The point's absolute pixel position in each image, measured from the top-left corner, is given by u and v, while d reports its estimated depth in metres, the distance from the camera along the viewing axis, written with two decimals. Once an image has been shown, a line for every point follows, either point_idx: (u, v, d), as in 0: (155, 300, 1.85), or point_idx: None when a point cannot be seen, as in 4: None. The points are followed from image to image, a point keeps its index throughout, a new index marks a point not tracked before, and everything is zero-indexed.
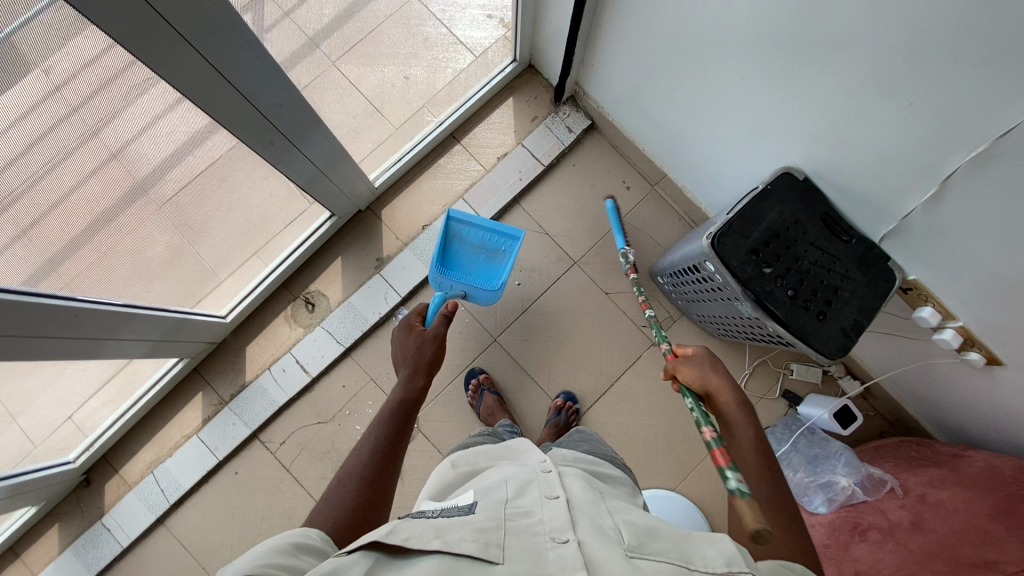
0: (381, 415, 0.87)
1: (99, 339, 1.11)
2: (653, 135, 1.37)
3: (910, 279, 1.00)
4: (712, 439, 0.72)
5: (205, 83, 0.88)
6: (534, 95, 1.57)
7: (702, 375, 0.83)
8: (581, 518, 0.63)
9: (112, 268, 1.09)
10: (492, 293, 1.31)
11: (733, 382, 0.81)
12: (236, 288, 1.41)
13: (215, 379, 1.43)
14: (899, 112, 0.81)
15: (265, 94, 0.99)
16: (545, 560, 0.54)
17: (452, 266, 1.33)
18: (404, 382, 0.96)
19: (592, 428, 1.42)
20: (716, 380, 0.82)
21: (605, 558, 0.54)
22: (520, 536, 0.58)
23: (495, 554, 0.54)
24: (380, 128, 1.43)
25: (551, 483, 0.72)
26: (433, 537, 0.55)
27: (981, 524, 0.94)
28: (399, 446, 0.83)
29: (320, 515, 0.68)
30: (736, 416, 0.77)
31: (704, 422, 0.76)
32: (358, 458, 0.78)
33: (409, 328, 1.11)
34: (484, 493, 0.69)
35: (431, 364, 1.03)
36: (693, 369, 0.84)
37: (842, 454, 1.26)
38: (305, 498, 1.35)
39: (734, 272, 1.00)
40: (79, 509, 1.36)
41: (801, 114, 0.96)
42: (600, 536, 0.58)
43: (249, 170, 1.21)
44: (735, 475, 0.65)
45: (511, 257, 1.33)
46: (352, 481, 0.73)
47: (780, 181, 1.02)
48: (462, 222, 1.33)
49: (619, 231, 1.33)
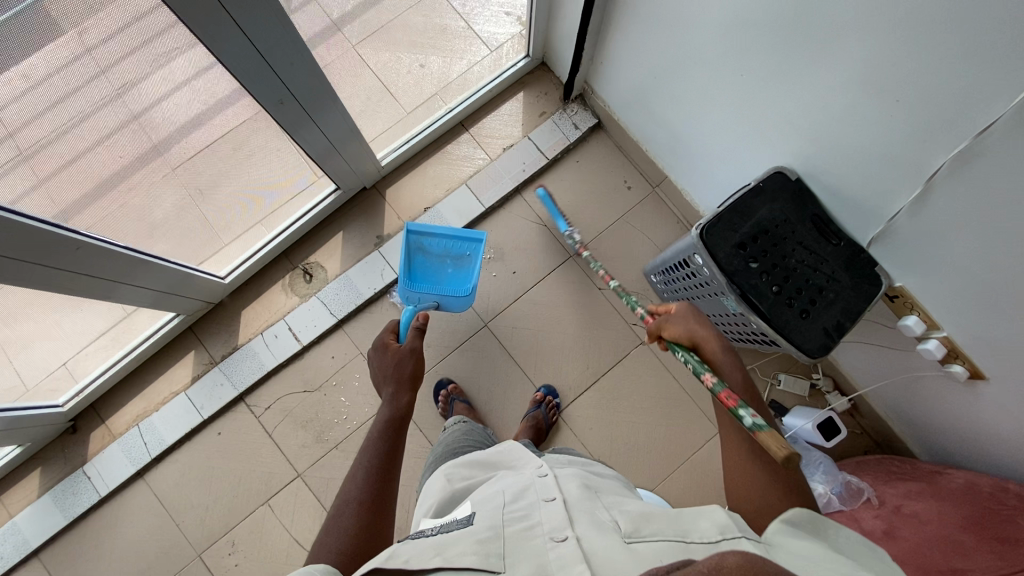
0: (371, 440, 0.86)
1: (111, 280, 1.15)
2: (655, 135, 1.40)
3: (896, 286, 1.00)
4: (715, 386, 0.76)
5: (242, 55, 0.92)
6: (544, 92, 1.61)
7: (688, 327, 0.84)
8: (579, 516, 0.63)
9: (119, 219, 1.13)
10: (464, 299, 1.34)
11: (712, 326, 0.83)
12: (239, 251, 1.45)
13: (208, 340, 1.46)
14: (887, 111, 0.82)
15: (295, 76, 1.04)
16: (547, 564, 0.55)
17: (419, 279, 1.35)
18: (390, 400, 0.96)
19: (575, 421, 1.42)
20: (699, 326, 0.84)
21: (603, 551, 0.56)
22: (520, 541, 0.59)
23: (496, 564, 0.55)
24: (390, 111, 1.48)
25: (547, 485, 0.71)
26: (433, 555, 0.57)
27: (953, 535, 0.93)
28: (393, 468, 0.82)
29: (323, 548, 0.68)
30: (726, 364, 0.79)
31: (703, 370, 0.79)
32: (353, 485, 0.77)
33: (386, 347, 1.08)
34: (480, 504, 0.70)
35: (413, 377, 1.03)
36: (680, 325, 0.85)
37: (822, 462, 1.23)
38: (284, 465, 1.37)
39: (720, 265, 1.01)
40: (62, 454, 1.38)
41: (794, 111, 0.98)
42: (599, 530, 0.60)
43: (262, 139, 1.24)
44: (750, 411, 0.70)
45: (477, 260, 1.37)
46: (350, 509, 0.73)
47: (771, 180, 1.04)
48: (423, 234, 1.35)
49: (559, 214, 1.40)
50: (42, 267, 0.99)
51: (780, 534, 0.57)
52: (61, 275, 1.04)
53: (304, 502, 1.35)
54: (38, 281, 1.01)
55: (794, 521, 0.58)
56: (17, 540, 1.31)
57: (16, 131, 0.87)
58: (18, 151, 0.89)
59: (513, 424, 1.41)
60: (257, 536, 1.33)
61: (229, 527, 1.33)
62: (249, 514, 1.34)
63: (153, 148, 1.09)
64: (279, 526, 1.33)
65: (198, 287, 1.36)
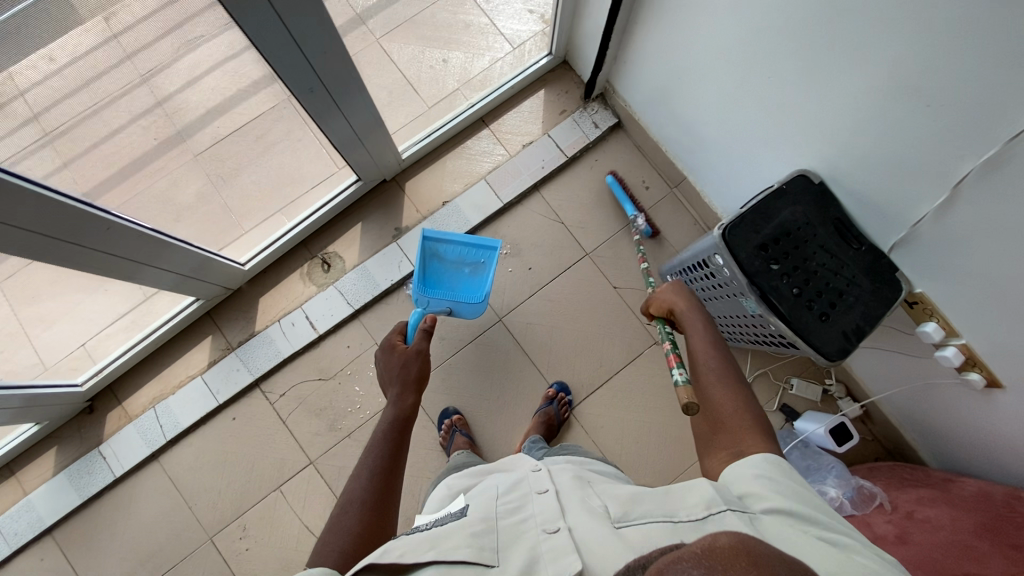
0: (374, 441, 0.85)
1: (136, 262, 1.17)
2: (676, 136, 1.40)
3: (916, 292, 1.00)
4: (668, 350, 0.95)
5: (277, 41, 0.93)
6: (565, 90, 1.62)
7: (667, 297, 0.91)
8: (570, 505, 0.65)
9: (143, 202, 1.15)
10: (477, 305, 1.33)
11: (687, 295, 0.90)
12: (259, 239, 1.46)
13: (225, 325, 1.47)
14: (919, 115, 0.82)
15: (327, 64, 1.05)
16: (539, 555, 0.57)
17: (433, 285, 1.35)
18: (395, 401, 0.94)
19: (586, 419, 1.43)
20: (672, 296, 0.90)
21: (595, 540, 0.57)
22: (514, 536, 0.60)
23: (490, 558, 0.57)
24: (412, 104, 1.48)
25: (540, 478, 0.72)
26: (427, 548, 0.57)
27: (966, 541, 0.93)
28: (396, 469, 0.82)
29: (327, 546, 0.69)
30: (690, 318, 0.86)
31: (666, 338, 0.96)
32: (357, 481, 0.78)
33: (393, 347, 1.08)
34: (474, 499, 0.71)
35: (418, 380, 1.01)
36: (655, 297, 0.94)
37: (834, 467, 1.25)
38: (297, 452, 1.38)
39: (741, 265, 1.01)
40: (79, 434, 1.40)
41: (822, 112, 0.97)
42: (590, 517, 0.61)
43: (285, 129, 1.28)
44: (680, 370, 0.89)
45: (492, 267, 1.37)
46: (354, 509, 0.73)
47: (794, 183, 1.04)
48: (439, 240, 1.36)
49: (625, 199, 1.48)
50: (68, 244, 1.01)
51: (748, 489, 0.62)
52: (87, 254, 1.06)
53: (316, 489, 1.36)
54: (65, 258, 1.03)
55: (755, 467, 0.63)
56: (32, 517, 1.33)
57: (42, 113, 0.90)
58: (46, 131, 0.92)
59: (525, 419, 1.42)
60: (268, 521, 1.34)
61: (241, 511, 1.35)
62: (261, 499, 1.35)
63: (176, 133, 1.12)
64: (290, 512, 1.35)
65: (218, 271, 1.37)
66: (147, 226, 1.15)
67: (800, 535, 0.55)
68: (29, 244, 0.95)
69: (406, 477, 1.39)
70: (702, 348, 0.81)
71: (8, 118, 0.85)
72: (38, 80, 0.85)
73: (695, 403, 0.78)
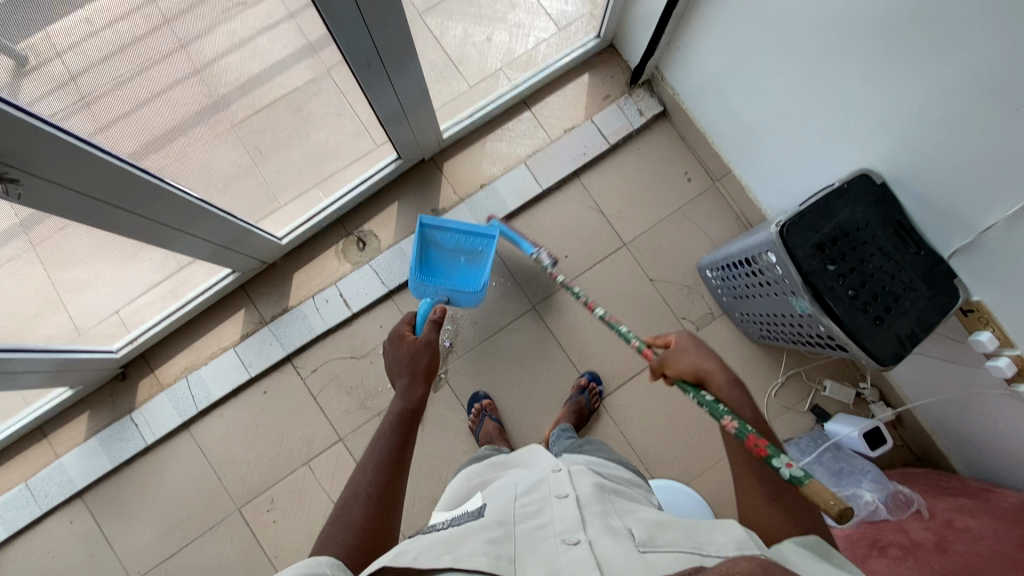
0: (380, 433, 0.80)
1: (173, 228, 1.16)
2: (726, 127, 1.38)
3: (973, 300, 0.96)
4: (738, 430, 0.73)
5: (340, 7, 0.91)
6: (610, 75, 1.59)
7: (692, 361, 0.83)
8: (591, 517, 0.62)
9: (185, 170, 1.13)
10: (475, 294, 1.31)
11: (718, 359, 0.83)
12: (297, 213, 1.45)
13: (259, 299, 1.47)
14: (1004, 118, 0.77)
15: (384, 34, 1.03)
16: (559, 567, 0.54)
17: (432, 273, 1.33)
18: (402, 392, 0.89)
19: (616, 410, 1.42)
20: (699, 359, 0.83)
21: (616, 557, 0.54)
22: (532, 544, 0.57)
23: (507, 568, 0.53)
24: (455, 83, 1.46)
25: (560, 481, 0.70)
26: (443, 552, 0.54)
27: (1009, 552, 0.93)
28: (403, 463, 0.77)
29: (328, 539, 0.64)
30: (733, 397, 0.79)
31: (722, 413, 0.76)
32: (362, 474, 0.73)
33: (402, 338, 1.00)
34: (492, 496, 0.70)
35: (428, 372, 0.95)
36: (683, 359, 0.85)
37: (870, 471, 1.25)
38: (327, 428, 1.39)
39: (797, 264, 1.00)
40: (111, 400, 1.41)
41: (891, 111, 0.93)
42: (611, 536, 0.58)
43: (327, 102, 1.26)
44: (783, 460, 0.69)
45: (489, 256, 1.35)
46: (358, 502, 0.69)
47: (856, 182, 1.01)
48: (436, 227, 1.33)
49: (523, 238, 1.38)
50: (102, 204, 1.00)
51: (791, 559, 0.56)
52: (123, 215, 1.05)
53: (344, 466, 1.36)
54: (99, 219, 1.02)
55: (796, 547, 0.58)
56: (63, 479, 1.35)
57: (78, 75, 0.86)
58: (83, 95, 0.88)
59: (554, 407, 1.42)
60: (296, 496, 1.35)
61: (269, 484, 1.36)
62: (289, 473, 1.36)
63: (216, 102, 1.09)
64: (318, 487, 1.35)
65: (254, 245, 1.36)
66: (190, 194, 1.15)
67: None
68: (65, 200, 0.94)
69: (435, 459, 1.39)
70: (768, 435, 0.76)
71: (55, 75, 0.83)
72: (86, 36, 0.83)
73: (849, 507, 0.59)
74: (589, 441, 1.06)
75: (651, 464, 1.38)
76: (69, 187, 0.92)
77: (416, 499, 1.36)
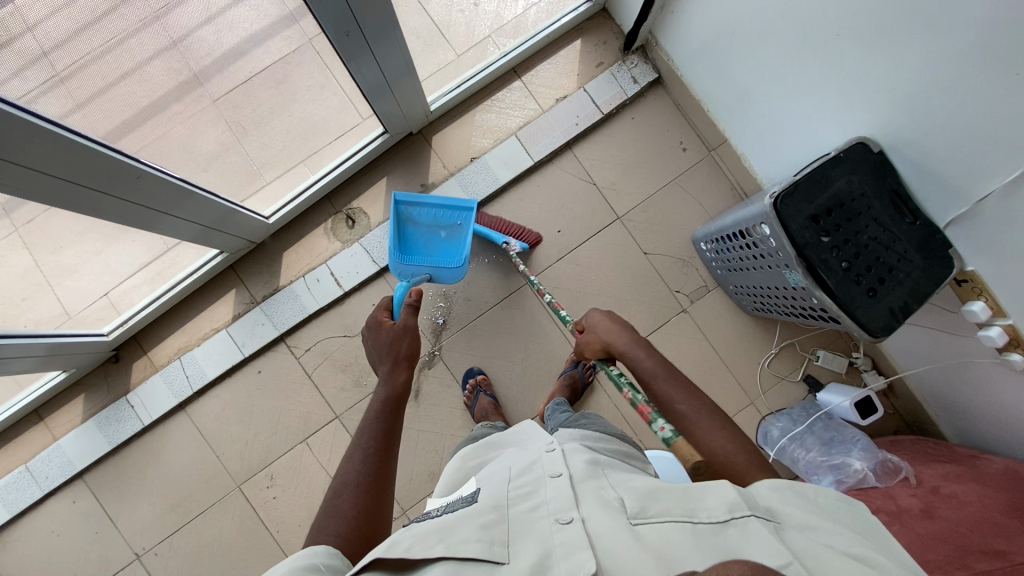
0: (367, 421, 0.80)
1: (157, 211, 1.13)
2: (722, 95, 1.34)
3: (967, 270, 0.95)
4: (633, 398, 0.86)
5: None
6: (603, 40, 1.54)
7: (598, 335, 0.89)
8: (585, 493, 0.62)
9: (164, 150, 1.10)
10: (457, 268, 1.30)
11: (624, 328, 0.87)
12: (283, 191, 1.41)
13: (249, 278, 1.46)
14: (1005, 83, 0.74)
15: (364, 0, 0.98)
16: (551, 546, 0.54)
17: (410, 251, 1.31)
18: (386, 378, 0.89)
19: (610, 383, 1.43)
20: (603, 331, 0.88)
21: (608, 533, 0.54)
22: (527, 526, 0.58)
23: (501, 554, 0.53)
24: (442, 53, 1.41)
25: (554, 460, 0.71)
26: (436, 542, 0.54)
27: (993, 518, 0.96)
28: (392, 449, 0.78)
29: (322, 530, 0.64)
30: (635, 354, 0.83)
31: (623, 385, 0.89)
32: (352, 463, 0.73)
33: (380, 325, 1.00)
34: (486, 481, 0.70)
35: (410, 357, 0.95)
36: (595, 335, 0.89)
37: (860, 439, 1.27)
38: (322, 406, 1.40)
39: (791, 236, 0.98)
40: (105, 382, 1.41)
41: (888, 77, 0.90)
42: (605, 510, 0.58)
43: (308, 73, 1.22)
44: (661, 423, 0.79)
45: (468, 229, 1.33)
46: (347, 491, 0.69)
47: (853, 151, 0.98)
48: (411, 204, 1.31)
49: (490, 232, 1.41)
50: (81, 187, 0.96)
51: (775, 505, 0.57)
52: (103, 198, 1.01)
53: (341, 443, 1.38)
54: (82, 204, 0.99)
55: (769, 488, 0.59)
56: (62, 461, 1.36)
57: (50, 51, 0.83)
58: (56, 71, 0.86)
59: (549, 381, 1.43)
60: (295, 473, 1.37)
61: (268, 462, 1.37)
62: (288, 450, 1.38)
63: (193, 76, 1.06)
64: (317, 464, 1.37)
65: (242, 224, 1.33)
66: (174, 175, 1.12)
67: (823, 547, 0.50)
68: (46, 185, 0.91)
69: (431, 434, 1.41)
70: (665, 390, 0.78)
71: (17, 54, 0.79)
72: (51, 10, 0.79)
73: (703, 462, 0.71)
74: (581, 415, 1.07)
75: (644, 435, 1.40)
76: (45, 172, 0.89)
77: (414, 474, 1.38)
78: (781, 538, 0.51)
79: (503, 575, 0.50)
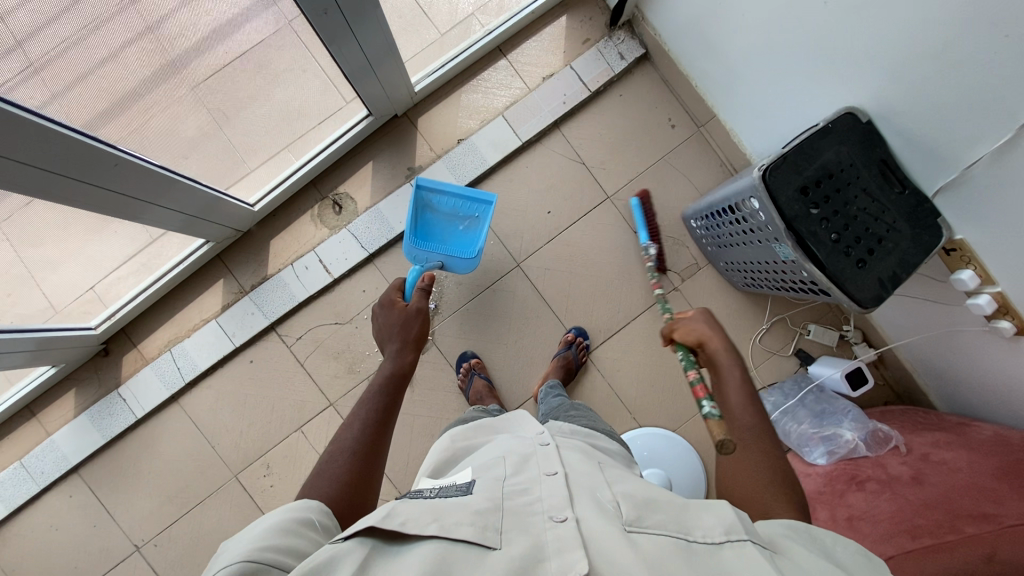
0: (371, 392, 0.81)
1: (141, 200, 1.11)
2: (710, 69, 1.32)
3: (956, 239, 0.95)
4: (695, 378, 0.85)
5: None
6: (589, 16, 1.51)
7: (696, 327, 0.84)
8: (579, 493, 0.62)
9: (142, 140, 1.07)
10: (469, 261, 1.28)
11: (723, 330, 0.84)
12: (268, 178, 1.39)
13: (237, 268, 1.44)
14: (992, 46, 0.73)
15: None
16: (543, 542, 0.54)
17: (424, 237, 1.30)
18: (394, 356, 0.90)
19: (603, 363, 1.43)
20: (700, 325, 0.84)
21: (602, 536, 0.54)
22: (520, 518, 0.57)
23: (493, 539, 0.53)
24: (424, 32, 1.38)
25: (548, 457, 0.71)
26: (431, 520, 0.54)
27: (984, 483, 0.96)
28: (388, 422, 0.78)
29: (313, 490, 0.64)
30: (726, 362, 0.79)
31: (690, 365, 0.87)
32: (349, 432, 0.73)
33: (392, 304, 1.00)
34: (481, 470, 0.69)
35: (419, 339, 0.96)
36: (691, 325, 0.85)
37: (850, 411, 1.29)
38: (317, 393, 1.39)
39: (780, 209, 0.98)
40: (96, 376, 1.40)
41: (875, 43, 0.89)
42: (600, 512, 0.58)
43: (290, 55, 1.19)
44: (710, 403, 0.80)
45: (486, 223, 1.32)
46: (343, 457, 0.69)
47: (841, 121, 0.97)
48: (433, 190, 1.29)
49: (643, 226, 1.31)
50: (59, 176, 0.94)
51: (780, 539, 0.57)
52: (81, 188, 0.99)
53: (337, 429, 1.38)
54: (61, 195, 0.97)
55: (785, 526, 0.59)
56: (57, 456, 1.35)
57: (24, 40, 0.80)
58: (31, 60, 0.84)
59: (542, 362, 1.43)
60: (292, 460, 1.37)
61: (264, 451, 1.37)
62: (284, 439, 1.38)
63: (171, 62, 1.04)
64: (313, 450, 1.37)
65: (227, 213, 1.31)
66: (153, 163, 1.10)
67: None
68: (23, 176, 0.89)
69: (426, 418, 1.41)
70: (738, 402, 0.75)
71: None
72: None
73: (731, 440, 0.73)
74: (571, 405, 1.06)
75: (638, 413, 1.41)
76: (21, 162, 0.86)
77: (411, 458, 1.39)
78: (776, 565, 0.52)
79: (494, 560, 0.50)
